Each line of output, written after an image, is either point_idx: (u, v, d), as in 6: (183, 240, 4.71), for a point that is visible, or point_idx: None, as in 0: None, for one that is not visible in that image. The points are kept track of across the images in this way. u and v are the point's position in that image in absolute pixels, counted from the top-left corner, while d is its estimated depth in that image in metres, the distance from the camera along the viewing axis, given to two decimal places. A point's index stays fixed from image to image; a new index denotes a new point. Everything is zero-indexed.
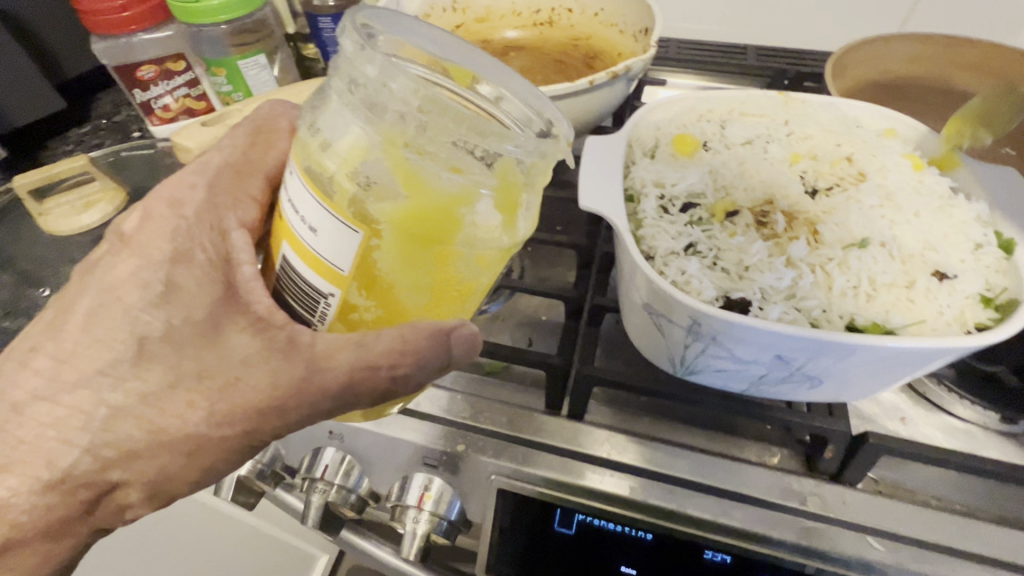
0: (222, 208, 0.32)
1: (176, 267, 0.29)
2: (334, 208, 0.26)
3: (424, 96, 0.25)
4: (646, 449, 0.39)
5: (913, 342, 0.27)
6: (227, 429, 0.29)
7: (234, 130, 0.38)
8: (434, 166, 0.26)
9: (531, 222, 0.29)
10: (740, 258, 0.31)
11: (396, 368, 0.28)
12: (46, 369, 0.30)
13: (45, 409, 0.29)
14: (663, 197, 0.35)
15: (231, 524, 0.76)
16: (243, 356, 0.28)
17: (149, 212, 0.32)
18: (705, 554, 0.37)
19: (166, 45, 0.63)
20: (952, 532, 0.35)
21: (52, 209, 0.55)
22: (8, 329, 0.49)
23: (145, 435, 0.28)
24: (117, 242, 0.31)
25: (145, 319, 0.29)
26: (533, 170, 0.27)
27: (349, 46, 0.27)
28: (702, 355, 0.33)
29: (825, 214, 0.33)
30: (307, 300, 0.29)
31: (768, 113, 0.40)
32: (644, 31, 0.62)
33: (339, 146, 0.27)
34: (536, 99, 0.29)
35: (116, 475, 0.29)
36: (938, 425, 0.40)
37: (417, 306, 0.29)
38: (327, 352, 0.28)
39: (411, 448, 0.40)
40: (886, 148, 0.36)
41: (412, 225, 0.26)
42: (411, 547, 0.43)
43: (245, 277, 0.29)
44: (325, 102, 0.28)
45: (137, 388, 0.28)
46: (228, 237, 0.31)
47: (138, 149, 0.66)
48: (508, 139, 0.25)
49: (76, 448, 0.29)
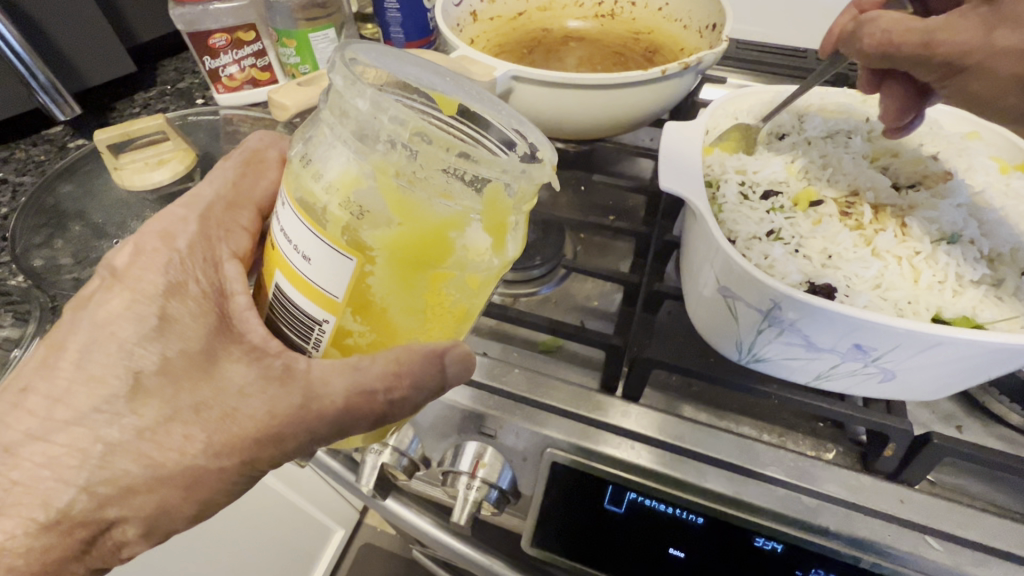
0: (215, 239, 0.34)
1: (169, 301, 0.31)
2: (329, 238, 0.27)
3: (414, 127, 0.26)
4: (702, 435, 0.39)
5: (1002, 337, 0.27)
6: (226, 460, 0.29)
7: (222, 162, 0.40)
8: (425, 193, 0.27)
9: (519, 243, 0.31)
10: (825, 247, 0.32)
11: (391, 392, 0.29)
12: (40, 409, 0.30)
13: (38, 449, 0.30)
14: (744, 183, 0.35)
15: (261, 497, 0.76)
16: (240, 386, 0.29)
17: (142, 245, 0.33)
18: (757, 542, 0.38)
19: (238, 15, 0.64)
20: (1011, 537, 0.34)
21: (126, 164, 0.57)
22: (79, 276, 0.51)
23: (141, 470, 0.29)
24: (108, 276, 0.33)
25: (140, 353, 0.29)
26: (522, 194, 0.28)
27: (338, 80, 0.27)
28: (773, 342, 0.33)
29: (911, 210, 0.33)
30: (302, 328, 0.30)
31: (848, 109, 0.40)
32: (711, 27, 0.61)
33: (330, 176, 0.28)
34: (515, 120, 0.30)
35: (113, 513, 0.29)
36: (991, 432, 0.40)
37: (409, 328, 0.30)
38: (322, 378, 0.29)
39: (464, 415, 0.42)
40: (973, 149, 0.36)
41: (404, 251, 0.27)
42: (462, 514, 0.44)
43: (239, 307, 0.31)
44: (317, 134, 0.30)
45: (133, 424, 0.29)
46: (221, 268, 0.33)
47: (205, 115, 0.68)
48: (496, 166, 0.26)
49: (72, 487, 0.29)
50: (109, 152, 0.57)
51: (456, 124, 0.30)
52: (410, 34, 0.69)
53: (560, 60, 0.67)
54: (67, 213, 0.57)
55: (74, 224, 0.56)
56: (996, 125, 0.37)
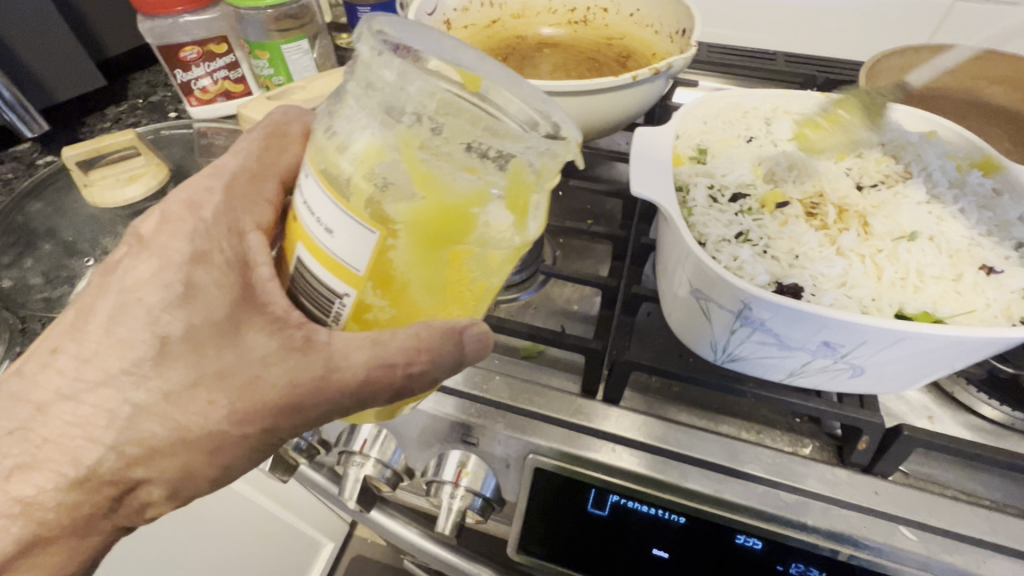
0: (239, 210, 0.33)
1: (195, 268, 0.30)
2: (351, 210, 0.26)
3: (439, 99, 0.26)
4: (680, 434, 0.40)
5: (957, 331, 0.28)
6: (247, 427, 0.30)
7: (247, 132, 0.39)
8: (450, 167, 0.27)
9: (540, 225, 0.31)
10: (792, 247, 0.32)
11: (410, 366, 0.29)
12: (69, 369, 0.31)
13: (68, 408, 0.30)
14: (713, 187, 0.36)
15: (245, 510, 0.74)
16: (262, 355, 0.29)
17: (168, 213, 0.33)
18: (738, 539, 0.38)
19: (210, 27, 0.64)
20: (980, 524, 0.35)
21: (97, 180, 0.56)
22: (50, 297, 0.50)
23: (166, 432, 0.30)
24: (135, 243, 0.33)
25: (165, 318, 0.30)
26: (545, 171, 0.28)
27: (367, 51, 0.27)
28: (747, 341, 0.34)
29: (874, 208, 0.34)
30: (321, 301, 0.29)
31: (812, 112, 0.42)
32: (681, 33, 0.63)
33: (354, 147, 0.28)
34: (539, 100, 0.29)
35: (139, 473, 0.30)
36: (963, 423, 0.41)
37: (429, 305, 0.30)
38: (343, 351, 0.29)
39: (448, 425, 0.41)
40: (932, 148, 0.38)
41: (426, 224, 0.27)
42: (446, 523, 0.44)
43: (261, 278, 0.30)
44: (342, 106, 0.29)
45: (158, 387, 0.29)
46: (244, 238, 0.32)
47: (178, 129, 0.67)
48: (521, 140, 0.26)
49: (101, 445, 0.30)
50: (78, 168, 0.56)
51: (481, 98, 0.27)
52: None
53: (535, 67, 0.68)
54: (37, 231, 0.56)
55: (44, 243, 0.55)
56: (954, 126, 0.38)
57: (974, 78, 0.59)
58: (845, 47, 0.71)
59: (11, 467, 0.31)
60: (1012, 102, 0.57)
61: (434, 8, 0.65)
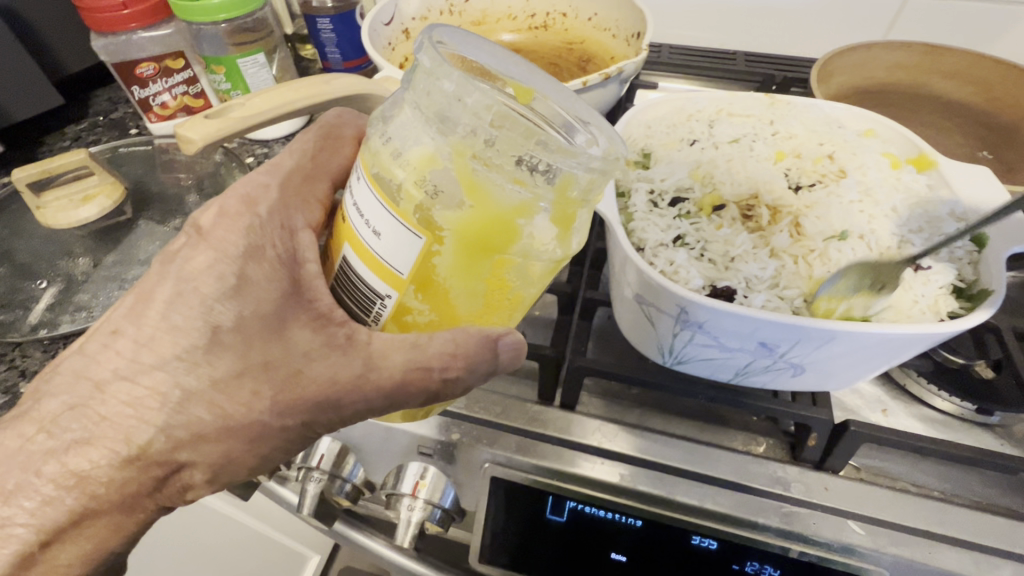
0: (291, 208, 0.34)
1: (248, 262, 0.30)
2: (401, 215, 0.26)
3: (495, 112, 0.25)
4: (635, 438, 0.40)
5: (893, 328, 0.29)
6: (288, 419, 0.29)
7: (301, 132, 0.38)
8: (499, 178, 0.26)
9: (580, 240, 0.30)
10: (727, 250, 0.34)
11: (446, 370, 0.29)
12: (127, 351, 0.30)
13: (125, 387, 0.29)
14: (653, 192, 0.37)
15: (222, 529, 0.72)
16: (305, 350, 0.29)
17: (225, 207, 0.33)
18: (693, 540, 0.39)
19: (165, 44, 0.63)
20: (927, 516, 0.36)
21: (48, 202, 0.54)
22: (3, 321, 0.48)
23: (212, 419, 0.29)
24: (195, 234, 0.32)
25: (218, 309, 0.29)
26: (591, 187, 0.27)
27: (427, 61, 0.27)
28: (690, 343, 0.34)
29: (807, 208, 0.36)
30: (363, 301, 0.30)
31: (754, 112, 0.43)
32: (636, 36, 0.63)
33: (408, 154, 0.27)
34: (584, 114, 0.28)
35: (184, 456, 0.29)
36: (916, 416, 0.42)
37: (468, 311, 0.30)
38: (383, 351, 0.29)
39: (402, 437, 0.41)
40: (866, 147, 0.39)
41: (473, 233, 0.27)
42: (405, 535, 0.44)
43: (310, 274, 0.31)
44: (395, 113, 0.29)
45: (208, 374, 0.29)
46: (296, 236, 0.32)
47: (138, 146, 0.66)
48: (573, 154, 0.25)
49: (151, 427, 0.29)
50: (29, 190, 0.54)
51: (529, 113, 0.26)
52: (347, 54, 0.70)
53: None
54: None
55: None
56: (890, 123, 0.40)
57: (926, 71, 0.59)
58: (809, 43, 0.72)
59: (69, 442, 0.29)
60: (962, 95, 0.58)
61: (392, 17, 0.65)
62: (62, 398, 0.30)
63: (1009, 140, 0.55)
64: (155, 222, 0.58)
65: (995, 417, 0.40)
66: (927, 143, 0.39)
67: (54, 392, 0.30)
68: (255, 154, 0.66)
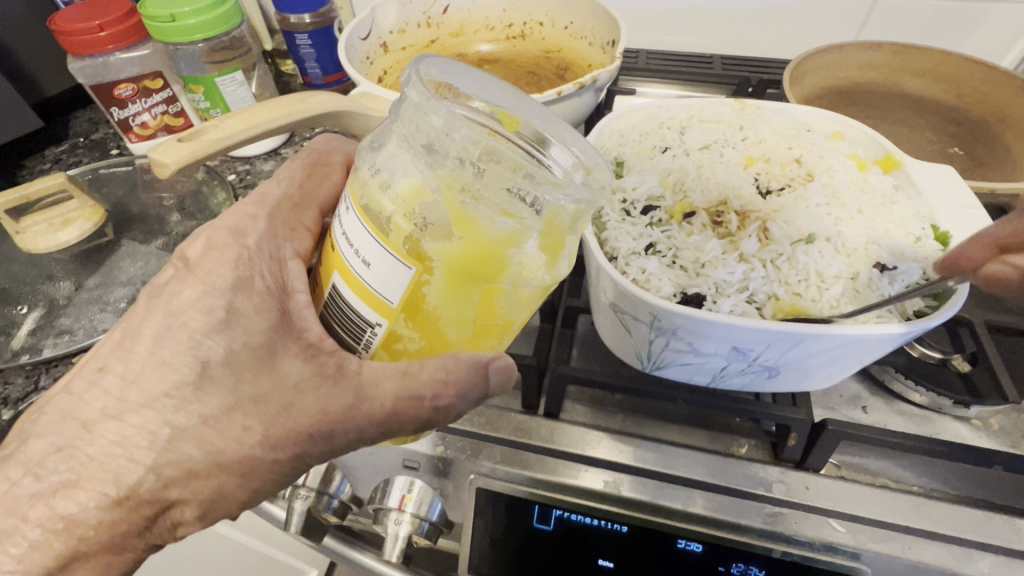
0: (281, 237, 0.34)
1: (237, 295, 0.31)
2: (391, 246, 0.26)
3: (483, 145, 0.25)
4: (620, 443, 0.40)
5: (868, 330, 0.29)
6: (279, 452, 0.29)
7: (289, 161, 0.39)
8: (488, 210, 0.26)
9: (570, 264, 0.30)
10: (697, 256, 0.34)
11: (437, 399, 0.29)
12: (115, 388, 0.30)
13: (112, 427, 0.29)
14: (626, 201, 0.38)
15: (218, 550, 0.72)
16: (296, 382, 0.29)
17: (213, 239, 0.33)
18: (679, 543, 0.39)
19: (143, 63, 0.63)
20: (907, 511, 0.37)
21: (29, 227, 0.54)
22: None
23: (203, 455, 0.29)
24: (182, 266, 0.33)
25: (208, 343, 0.30)
26: (579, 216, 0.27)
27: (414, 95, 0.27)
28: (667, 350, 0.34)
29: (776, 213, 0.36)
30: (353, 328, 0.30)
31: (724, 119, 0.44)
32: (611, 44, 0.64)
33: (397, 186, 0.27)
34: (575, 142, 0.28)
35: (175, 493, 0.29)
36: (895, 411, 0.42)
37: (458, 338, 0.30)
38: (373, 380, 0.29)
39: (384, 455, 0.41)
40: (832, 150, 0.40)
41: (463, 264, 0.27)
42: (393, 550, 0.45)
43: (300, 304, 0.31)
44: (383, 145, 0.29)
45: (198, 411, 0.29)
46: (285, 265, 0.33)
47: (118, 167, 0.66)
48: (559, 187, 0.25)
49: (140, 467, 0.28)
50: (9, 216, 0.54)
51: (517, 140, 0.26)
52: (327, 68, 0.71)
53: None
54: None
55: None
56: (856, 125, 0.42)
57: (896, 71, 0.60)
58: (783, 45, 0.73)
59: (56, 485, 0.29)
60: (932, 92, 0.59)
61: (369, 32, 0.65)
62: (49, 439, 0.30)
63: (979, 137, 0.56)
64: (137, 242, 0.58)
65: (972, 411, 0.41)
66: (892, 145, 0.40)
67: (41, 433, 0.30)
68: (237, 171, 0.66)
